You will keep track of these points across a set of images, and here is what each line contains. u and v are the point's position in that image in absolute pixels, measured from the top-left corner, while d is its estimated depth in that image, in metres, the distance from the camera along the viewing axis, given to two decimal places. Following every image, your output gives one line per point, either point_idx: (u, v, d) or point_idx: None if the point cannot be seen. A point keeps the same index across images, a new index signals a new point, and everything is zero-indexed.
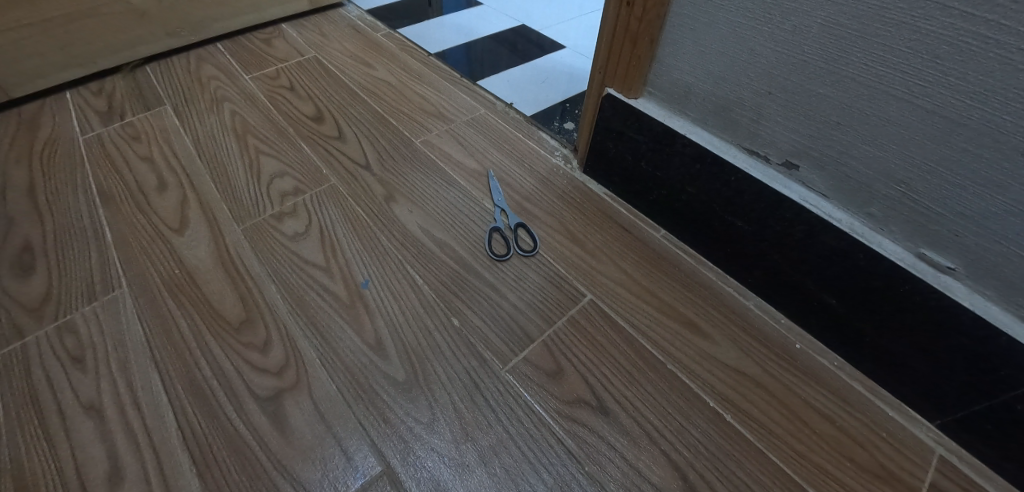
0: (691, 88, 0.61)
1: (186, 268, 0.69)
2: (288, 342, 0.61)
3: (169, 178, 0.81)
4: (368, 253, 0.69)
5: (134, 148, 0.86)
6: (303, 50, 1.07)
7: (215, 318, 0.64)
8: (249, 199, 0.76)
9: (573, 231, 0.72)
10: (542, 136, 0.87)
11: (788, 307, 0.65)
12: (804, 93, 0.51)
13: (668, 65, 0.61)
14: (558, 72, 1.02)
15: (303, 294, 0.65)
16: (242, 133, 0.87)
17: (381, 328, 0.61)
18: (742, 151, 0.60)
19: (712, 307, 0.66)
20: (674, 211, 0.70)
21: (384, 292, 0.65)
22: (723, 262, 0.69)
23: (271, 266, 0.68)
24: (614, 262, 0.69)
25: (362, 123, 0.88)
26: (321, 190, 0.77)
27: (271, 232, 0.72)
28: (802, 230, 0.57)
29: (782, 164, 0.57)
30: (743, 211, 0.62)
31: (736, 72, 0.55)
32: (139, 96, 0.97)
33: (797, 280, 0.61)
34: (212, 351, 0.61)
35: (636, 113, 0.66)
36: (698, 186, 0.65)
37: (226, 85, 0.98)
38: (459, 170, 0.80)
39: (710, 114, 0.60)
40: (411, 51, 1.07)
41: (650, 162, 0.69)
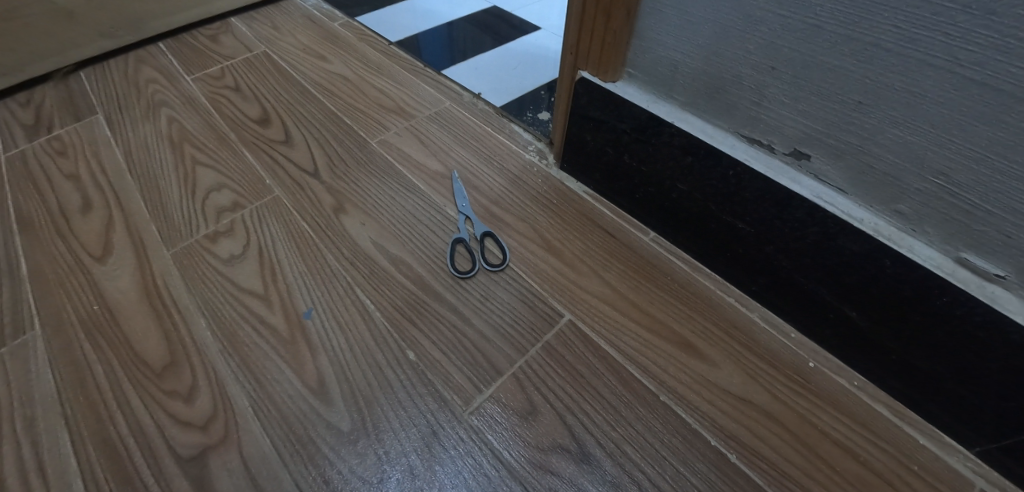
0: (677, 66, 0.51)
1: (106, 303, 0.60)
2: (218, 389, 0.52)
3: (95, 197, 0.71)
4: (312, 275, 0.60)
5: (60, 165, 0.77)
6: (252, 45, 0.97)
7: (136, 363, 0.55)
8: (182, 218, 0.67)
9: (548, 238, 0.63)
10: (513, 129, 0.77)
11: (799, 318, 0.56)
12: (816, 67, 0.41)
13: (648, 39, 0.51)
14: (533, 56, 0.92)
15: (237, 329, 0.56)
16: (179, 142, 0.78)
17: (325, 366, 0.53)
18: (741, 140, 0.50)
19: (712, 322, 0.57)
20: (664, 210, 0.61)
21: (329, 321, 0.56)
22: (722, 267, 0.60)
23: (202, 296, 0.59)
24: (597, 274, 0.60)
25: (313, 123, 0.79)
26: (262, 203, 0.68)
27: (203, 255, 0.63)
28: (815, 232, 0.48)
29: (789, 155, 0.48)
30: (744, 210, 0.52)
31: (730, 45, 0.45)
32: (70, 105, 0.87)
33: (810, 289, 0.52)
34: (130, 403, 0.52)
35: (615, 100, 0.57)
36: (691, 182, 0.55)
37: (166, 88, 0.88)
38: (420, 173, 0.70)
39: (702, 97, 0.51)
40: (371, 40, 0.97)
41: (634, 155, 0.59)
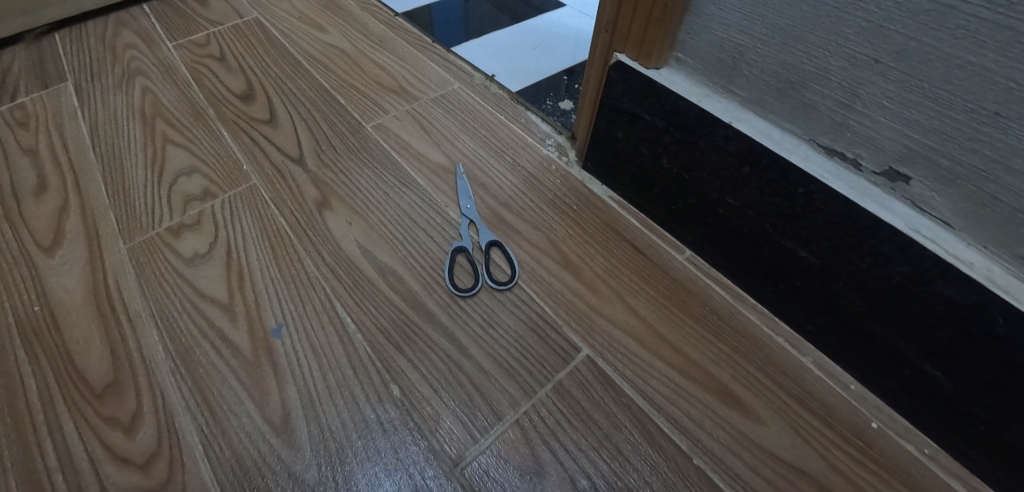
0: (743, 52, 0.40)
1: (49, 303, 0.51)
2: (165, 419, 0.44)
3: (52, 175, 0.63)
4: (285, 283, 0.51)
5: (18, 137, 0.68)
6: (243, 10, 0.87)
7: (74, 379, 0.46)
8: (144, 207, 0.58)
9: (565, 252, 0.53)
10: (530, 118, 0.67)
11: (863, 369, 0.46)
12: (940, 60, 0.31)
13: (707, 17, 0.41)
14: (555, 35, 0.81)
15: (192, 345, 0.47)
16: (151, 117, 0.69)
17: (292, 398, 0.44)
18: (817, 150, 0.40)
19: (756, 366, 0.47)
20: (705, 227, 0.51)
21: (300, 342, 0.47)
22: (772, 298, 0.50)
23: (157, 302, 0.50)
24: (621, 299, 0.50)
25: (301, 102, 0.69)
26: (236, 193, 0.59)
27: (163, 252, 0.54)
28: (906, 272, 0.38)
29: (880, 173, 0.37)
30: (811, 236, 0.42)
31: (818, 27, 0.35)
32: (40, 69, 0.78)
33: (885, 337, 0.43)
34: (62, 429, 0.44)
35: (656, 91, 0.46)
36: (744, 197, 0.45)
37: (145, 56, 0.79)
38: (419, 166, 0.61)
39: (771, 93, 0.40)
40: (374, 10, 0.86)
41: (674, 159, 0.49)
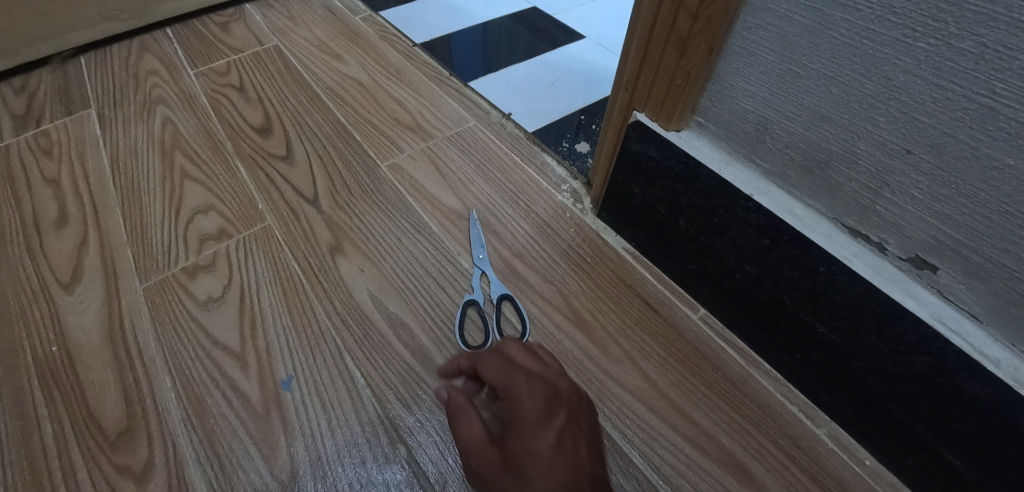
0: (767, 125, 0.39)
1: (65, 343, 0.52)
2: (176, 471, 0.44)
3: (73, 208, 0.63)
4: (297, 333, 0.51)
5: (41, 165, 0.68)
6: (264, 37, 0.88)
7: (88, 425, 0.47)
8: (161, 246, 0.59)
9: (578, 308, 0.54)
10: (546, 160, 0.67)
11: (879, 445, 0.45)
12: (977, 160, 0.30)
13: (731, 87, 0.40)
14: (573, 70, 0.81)
15: (204, 394, 0.48)
16: (171, 150, 0.69)
17: (300, 455, 0.44)
18: (841, 229, 0.39)
19: (768, 437, 0.47)
20: (722, 289, 0.51)
21: (311, 396, 0.47)
22: (787, 365, 0.49)
23: (171, 346, 0.51)
24: (632, 361, 0.50)
25: (318, 137, 0.69)
26: (251, 233, 0.59)
27: (178, 294, 0.55)
28: (929, 362, 0.37)
29: (906, 259, 0.37)
30: (829, 314, 0.42)
31: (848, 111, 0.34)
32: (65, 95, 0.79)
33: (902, 420, 0.42)
34: (74, 477, 0.44)
35: (676, 154, 0.46)
36: (763, 267, 0.44)
37: (166, 83, 0.80)
38: (434, 210, 0.61)
39: (795, 168, 0.40)
40: (392, 40, 0.86)
41: (691, 223, 0.49)
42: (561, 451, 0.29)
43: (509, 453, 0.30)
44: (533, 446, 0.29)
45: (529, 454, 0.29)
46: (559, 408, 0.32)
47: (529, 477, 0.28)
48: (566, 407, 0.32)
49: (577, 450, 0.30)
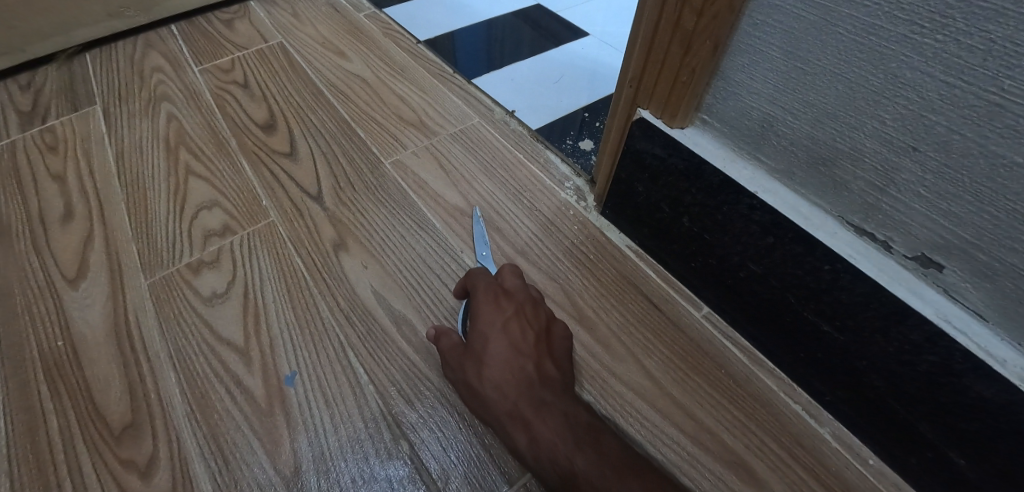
0: (773, 123, 0.39)
1: (71, 338, 0.52)
2: (180, 466, 0.44)
3: (78, 204, 0.64)
4: (300, 329, 0.51)
5: (47, 161, 0.69)
6: (268, 34, 0.88)
7: (93, 419, 0.47)
8: (166, 242, 0.59)
9: (581, 306, 0.54)
10: (549, 157, 0.66)
11: (883, 444, 0.45)
12: (984, 157, 0.30)
13: (736, 84, 0.40)
14: (577, 67, 0.81)
15: (208, 390, 0.48)
16: (176, 146, 0.70)
17: (304, 450, 0.44)
18: (846, 227, 0.39)
19: (771, 436, 0.47)
20: (726, 287, 0.50)
21: (315, 392, 0.47)
22: (791, 364, 0.49)
23: (175, 342, 0.51)
24: (635, 359, 0.50)
25: (321, 134, 0.70)
26: (255, 229, 0.59)
27: (182, 290, 0.55)
28: (934, 361, 0.37)
29: (912, 258, 0.36)
30: (833, 312, 0.41)
31: (854, 108, 0.34)
32: (70, 92, 0.80)
33: (906, 419, 0.42)
34: (79, 471, 0.44)
35: (680, 151, 0.45)
36: (767, 265, 0.44)
37: (171, 80, 0.80)
38: (437, 207, 0.61)
39: (800, 166, 0.39)
40: (396, 37, 0.86)
41: (695, 220, 0.49)
42: (504, 338, 0.43)
43: (470, 340, 0.44)
44: (485, 332, 0.44)
45: (481, 337, 0.44)
46: (507, 305, 0.45)
47: (480, 355, 0.43)
48: (512, 309, 0.45)
49: (516, 339, 0.43)
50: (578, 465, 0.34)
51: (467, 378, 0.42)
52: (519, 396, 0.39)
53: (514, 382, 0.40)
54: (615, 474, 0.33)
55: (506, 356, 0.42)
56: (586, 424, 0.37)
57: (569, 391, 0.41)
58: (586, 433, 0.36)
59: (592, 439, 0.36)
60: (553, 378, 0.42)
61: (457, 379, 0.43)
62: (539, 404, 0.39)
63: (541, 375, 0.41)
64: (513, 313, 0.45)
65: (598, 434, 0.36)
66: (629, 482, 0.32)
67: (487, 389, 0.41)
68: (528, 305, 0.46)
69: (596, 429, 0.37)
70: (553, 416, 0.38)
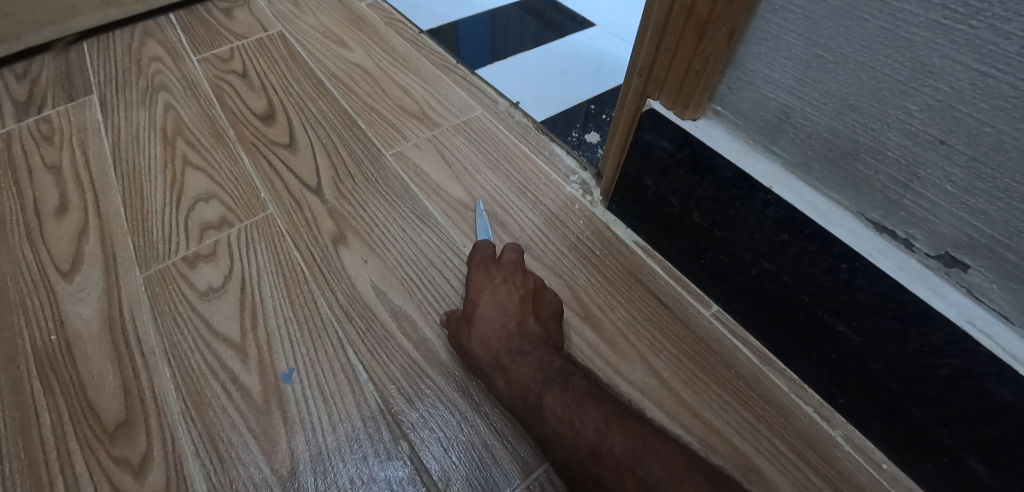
0: (789, 114, 0.38)
1: (65, 332, 0.51)
2: (174, 464, 0.43)
3: (74, 195, 0.62)
4: (298, 324, 0.50)
5: (43, 152, 0.67)
6: (268, 23, 0.86)
7: (86, 415, 0.46)
8: (162, 234, 0.58)
9: (586, 303, 0.52)
10: (554, 150, 0.65)
11: (897, 448, 0.44)
12: (1017, 151, 0.28)
13: (752, 73, 0.38)
14: (583, 58, 0.79)
15: (204, 386, 0.47)
16: (173, 137, 0.68)
17: (301, 449, 0.43)
18: (865, 224, 0.37)
19: (782, 439, 0.45)
20: (736, 285, 0.49)
21: (312, 389, 0.46)
22: (802, 364, 0.48)
23: (170, 337, 0.50)
24: (642, 358, 0.49)
25: (321, 125, 0.68)
26: (253, 222, 0.58)
27: (179, 284, 0.54)
28: (956, 364, 0.35)
29: (935, 257, 0.35)
30: (850, 312, 0.40)
31: (878, 99, 0.32)
32: (67, 81, 0.78)
33: (924, 423, 0.40)
34: (72, 469, 0.43)
35: (691, 144, 0.44)
36: (781, 262, 0.43)
37: (169, 69, 0.78)
38: (439, 200, 0.59)
39: (818, 159, 0.38)
40: (398, 26, 0.85)
41: (705, 216, 0.47)
42: (492, 301, 0.48)
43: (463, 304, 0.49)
44: (475, 297, 0.48)
45: (471, 301, 0.48)
46: (496, 273, 0.50)
47: (469, 315, 0.47)
48: (502, 276, 0.50)
49: (502, 302, 0.48)
50: (545, 398, 0.39)
51: (455, 335, 0.47)
52: (499, 348, 0.44)
53: (497, 337, 0.45)
54: (575, 404, 0.37)
55: (493, 316, 0.47)
56: (559, 367, 0.42)
57: (549, 343, 0.45)
58: (556, 373, 0.41)
59: (561, 378, 0.40)
60: (535, 333, 0.46)
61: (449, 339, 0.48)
62: (517, 353, 0.44)
63: (523, 331, 0.46)
64: (503, 279, 0.49)
65: (568, 375, 0.40)
66: (586, 409, 0.37)
67: (472, 344, 0.45)
68: (517, 274, 0.50)
69: (567, 370, 0.41)
70: (528, 362, 0.43)
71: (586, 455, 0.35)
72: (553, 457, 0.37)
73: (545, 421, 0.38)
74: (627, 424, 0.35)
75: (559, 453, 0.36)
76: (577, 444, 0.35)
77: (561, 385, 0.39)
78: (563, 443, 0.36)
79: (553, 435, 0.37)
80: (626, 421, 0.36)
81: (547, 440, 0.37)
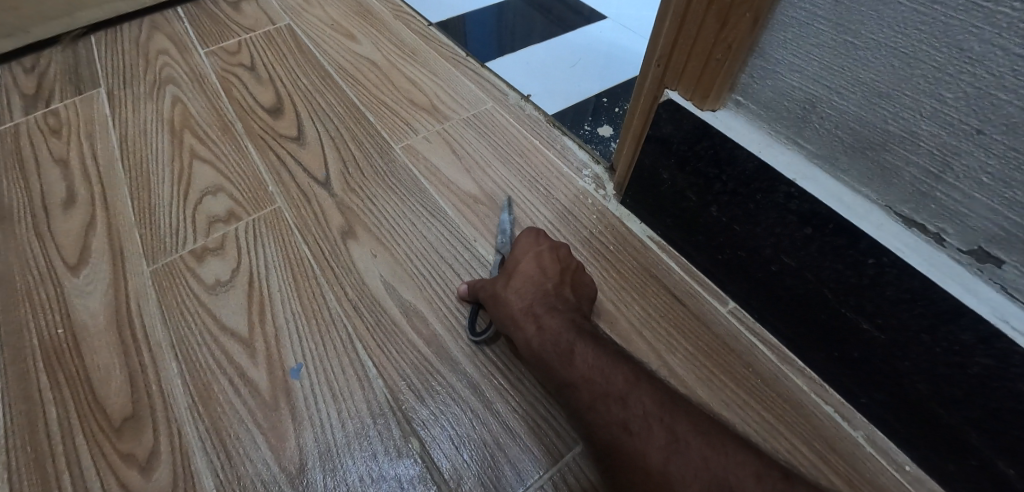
0: (815, 104, 0.36)
1: (71, 325, 0.50)
2: (181, 460, 0.42)
3: (81, 188, 0.62)
4: (306, 319, 0.49)
5: (51, 145, 0.67)
6: (276, 16, 0.85)
7: (93, 410, 0.45)
8: (170, 227, 0.57)
9: (600, 299, 0.51)
10: (566, 144, 0.64)
11: (922, 450, 0.42)
12: None
13: (776, 61, 0.37)
14: (595, 51, 0.77)
15: (211, 382, 0.46)
16: (181, 130, 0.67)
17: (309, 446, 0.42)
18: (893, 218, 0.36)
19: (802, 439, 0.44)
20: (755, 281, 0.48)
21: (321, 385, 0.45)
22: (823, 363, 0.46)
23: (177, 331, 0.49)
24: (658, 356, 0.48)
25: (330, 118, 0.67)
26: (261, 216, 0.57)
27: (186, 278, 0.53)
28: (988, 364, 0.34)
29: (967, 252, 0.33)
30: (875, 310, 0.39)
31: (910, 87, 0.31)
32: (75, 74, 0.78)
33: (952, 425, 0.39)
34: (78, 463, 0.43)
35: (711, 136, 0.42)
36: (802, 258, 0.41)
37: (176, 62, 0.78)
38: (449, 194, 0.58)
39: (844, 151, 0.36)
40: (407, 19, 0.84)
41: (724, 209, 0.46)
42: (535, 262, 0.47)
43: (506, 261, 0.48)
44: (519, 257, 0.48)
45: (515, 260, 0.48)
46: (543, 241, 0.49)
47: (511, 270, 0.47)
48: (549, 242, 0.49)
49: (544, 264, 0.47)
50: (577, 348, 0.38)
51: (492, 286, 0.46)
52: (534, 300, 0.44)
53: (533, 291, 0.45)
54: (606, 357, 0.37)
55: (533, 274, 0.46)
56: (591, 329, 0.41)
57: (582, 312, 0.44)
58: (588, 331, 0.40)
59: (593, 335, 0.40)
60: (569, 300, 0.45)
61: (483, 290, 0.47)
62: (551, 308, 0.43)
63: (559, 294, 0.45)
64: (549, 247, 0.49)
65: (601, 336, 0.40)
66: (619, 364, 0.36)
67: (509, 294, 0.45)
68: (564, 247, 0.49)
69: (599, 334, 0.40)
70: (562, 317, 0.42)
71: (613, 400, 0.34)
72: (577, 403, 0.35)
73: (575, 365, 0.37)
74: (656, 385, 0.35)
75: (585, 397, 0.35)
76: (606, 389, 0.34)
77: (594, 341, 0.39)
78: (591, 388, 0.35)
79: (580, 381, 0.36)
80: (655, 382, 0.35)
81: (573, 386, 0.36)
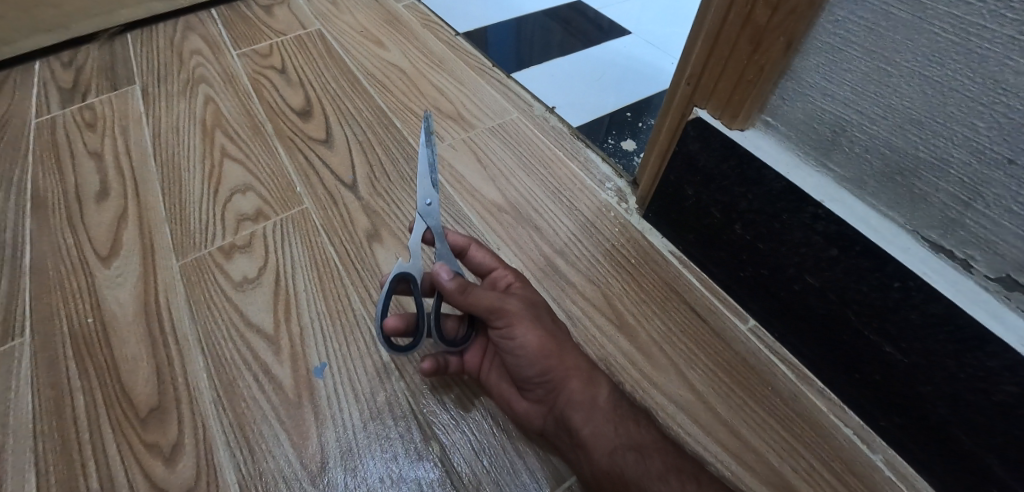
0: (845, 128, 0.37)
1: (101, 315, 0.52)
2: (205, 452, 0.43)
3: (115, 182, 0.63)
4: (331, 319, 0.50)
5: (86, 138, 0.69)
6: (307, 21, 0.87)
7: (119, 399, 0.46)
8: (199, 224, 0.58)
9: (621, 311, 0.52)
10: (590, 156, 0.64)
11: (942, 477, 0.42)
12: None
13: (807, 84, 0.37)
14: (619, 66, 0.78)
15: (236, 377, 0.47)
16: (212, 129, 0.69)
17: (331, 444, 0.43)
18: (919, 243, 0.36)
19: (821, 460, 0.44)
20: (777, 300, 0.48)
21: (344, 385, 0.46)
22: (842, 385, 0.46)
23: (204, 325, 0.50)
24: (677, 370, 0.48)
25: (358, 123, 0.68)
26: (289, 216, 0.58)
27: (214, 273, 0.54)
28: (1014, 392, 0.33)
29: (994, 279, 0.34)
30: (899, 333, 0.39)
31: (943, 115, 0.31)
32: (111, 71, 0.80)
33: (974, 452, 0.38)
34: (104, 451, 0.43)
35: (737, 153, 0.43)
36: (827, 279, 0.42)
37: (209, 63, 0.80)
38: (474, 202, 0.59)
39: (873, 175, 0.37)
40: (435, 28, 0.85)
41: (749, 228, 0.46)
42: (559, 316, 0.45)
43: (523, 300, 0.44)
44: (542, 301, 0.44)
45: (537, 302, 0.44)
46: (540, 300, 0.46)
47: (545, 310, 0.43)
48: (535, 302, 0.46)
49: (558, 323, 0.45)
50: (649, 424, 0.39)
51: (544, 326, 0.40)
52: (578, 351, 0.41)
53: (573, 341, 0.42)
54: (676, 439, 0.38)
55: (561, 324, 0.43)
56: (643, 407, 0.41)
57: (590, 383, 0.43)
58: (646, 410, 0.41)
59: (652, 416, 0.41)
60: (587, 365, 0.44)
61: (525, 326, 0.39)
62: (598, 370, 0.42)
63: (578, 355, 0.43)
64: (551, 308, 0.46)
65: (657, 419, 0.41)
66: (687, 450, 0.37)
67: (568, 343, 0.41)
68: None
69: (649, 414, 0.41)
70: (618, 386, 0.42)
71: (689, 478, 0.34)
72: (645, 469, 0.35)
73: (649, 431, 0.38)
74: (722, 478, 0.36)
75: (657, 465, 0.35)
76: (680, 464, 0.35)
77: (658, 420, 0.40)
78: (663, 457, 0.36)
79: (652, 447, 0.36)
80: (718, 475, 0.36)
81: (642, 450, 0.36)
